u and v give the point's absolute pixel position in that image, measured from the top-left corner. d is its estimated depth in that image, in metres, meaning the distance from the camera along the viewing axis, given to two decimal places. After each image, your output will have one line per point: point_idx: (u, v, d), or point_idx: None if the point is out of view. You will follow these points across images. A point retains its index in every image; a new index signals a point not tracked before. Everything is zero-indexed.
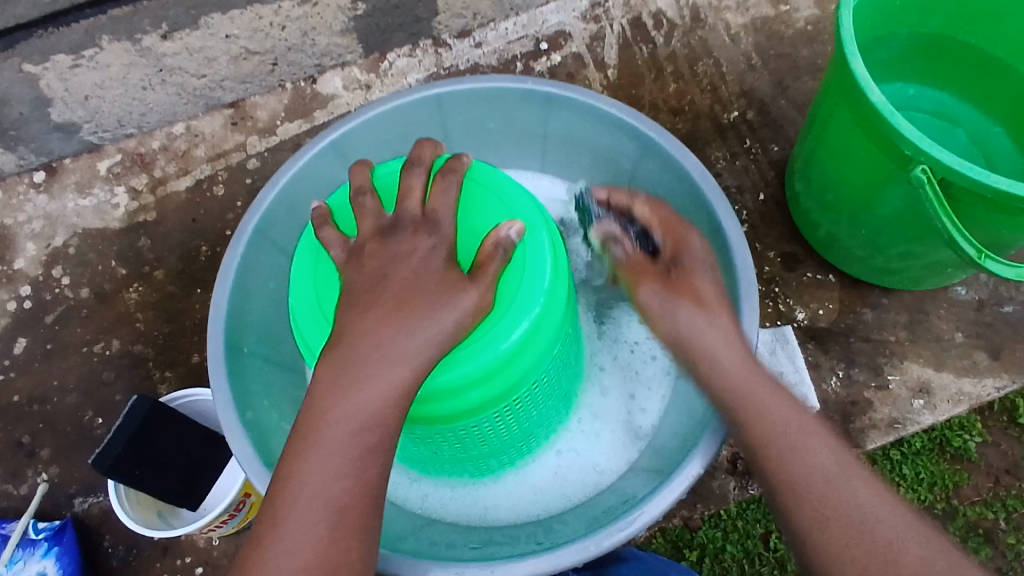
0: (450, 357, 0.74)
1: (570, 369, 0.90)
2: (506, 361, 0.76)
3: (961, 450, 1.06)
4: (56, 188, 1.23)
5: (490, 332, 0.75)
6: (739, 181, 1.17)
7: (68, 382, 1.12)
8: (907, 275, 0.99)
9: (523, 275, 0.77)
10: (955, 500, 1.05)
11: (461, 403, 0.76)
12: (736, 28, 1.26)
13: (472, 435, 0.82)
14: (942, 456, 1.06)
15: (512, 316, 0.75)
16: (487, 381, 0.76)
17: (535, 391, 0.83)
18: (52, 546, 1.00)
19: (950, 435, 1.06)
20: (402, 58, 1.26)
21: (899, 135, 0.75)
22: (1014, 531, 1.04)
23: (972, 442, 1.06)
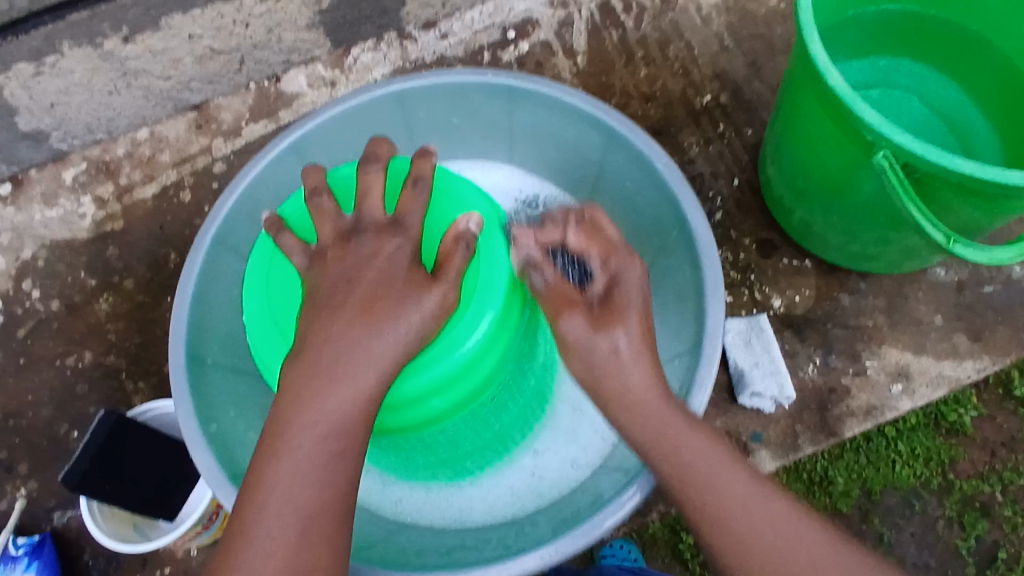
0: (415, 362, 0.70)
1: (541, 367, 0.88)
2: (473, 361, 0.72)
3: (956, 425, 1.04)
4: (22, 200, 1.21)
5: (452, 334, 0.71)
6: (713, 167, 1.14)
7: (41, 396, 1.12)
8: (883, 259, 0.97)
9: (483, 274, 0.73)
10: (951, 475, 1.03)
11: (428, 411, 0.73)
12: (708, 8, 1.23)
13: (440, 440, 0.80)
14: (937, 431, 1.04)
15: (475, 314, 0.72)
16: (453, 387, 0.73)
17: (504, 392, 0.81)
18: (31, 560, 1.01)
19: (945, 409, 1.03)
20: (366, 53, 1.24)
21: (861, 120, 0.72)
22: (1011, 504, 1.02)
23: (967, 416, 1.03)
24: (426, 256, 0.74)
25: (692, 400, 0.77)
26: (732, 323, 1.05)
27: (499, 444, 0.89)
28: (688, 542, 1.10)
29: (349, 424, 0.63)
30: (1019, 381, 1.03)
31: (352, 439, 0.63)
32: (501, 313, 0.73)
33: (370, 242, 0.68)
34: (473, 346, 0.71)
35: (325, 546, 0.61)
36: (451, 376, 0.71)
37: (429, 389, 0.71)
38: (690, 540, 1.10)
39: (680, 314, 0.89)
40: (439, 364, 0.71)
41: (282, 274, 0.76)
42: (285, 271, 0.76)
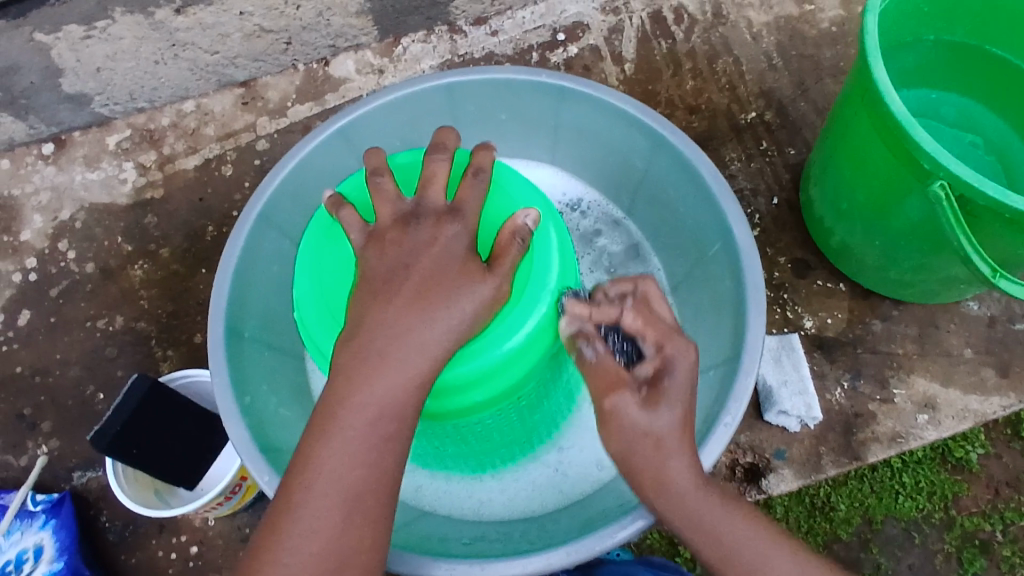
0: (458, 352, 0.71)
1: (574, 366, 0.89)
2: (516, 356, 0.73)
3: (962, 462, 1.12)
4: (65, 161, 1.23)
5: (496, 329, 0.71)
6: (753, 184, 1.15)
7: (70, 356, 1.12)
8: (920, 289, 0.97)
9: (530, 271, 0.74)
10: (953, 511, 1.10)
11: (467, 402, 0.73)
12: (758, 26, 1.24)
13: (472, 432, 0.81)
14: (943, 465, 1.11)
15: (522, 309, 0.72)
16: (492, 381, 0.73)
17: (539, 389, 0.81)
18: (48, 518, 1.01)
19: (952, 445, 1.12)
20: (416, 43, 1.25)
21: (919, 146, 0.73)
22: (1010, 543, 1.09)
23: (974, 454, 1.11)
24: (482, 246, 0.75)
25: (726, 413, 0.78)
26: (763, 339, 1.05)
27: (526, 440, 0.89)
28: (685, 557, 1.12)
29: (396, 408, 0.63)
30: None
31: (396, 423, 0.63)
32: (548, 310, 0.73)
33: (427, 230, 0.68)
34: (518, 341, 0.72)
35: (362, 528, 0.61)
36: (493, 369, 0.72)
37: (471, 381, 0.72)
38: (687, 555, 1.12)
39: (717, 326, 0.90)
40: (481, 356, 0.71)
41: (335, 256, 0.78)
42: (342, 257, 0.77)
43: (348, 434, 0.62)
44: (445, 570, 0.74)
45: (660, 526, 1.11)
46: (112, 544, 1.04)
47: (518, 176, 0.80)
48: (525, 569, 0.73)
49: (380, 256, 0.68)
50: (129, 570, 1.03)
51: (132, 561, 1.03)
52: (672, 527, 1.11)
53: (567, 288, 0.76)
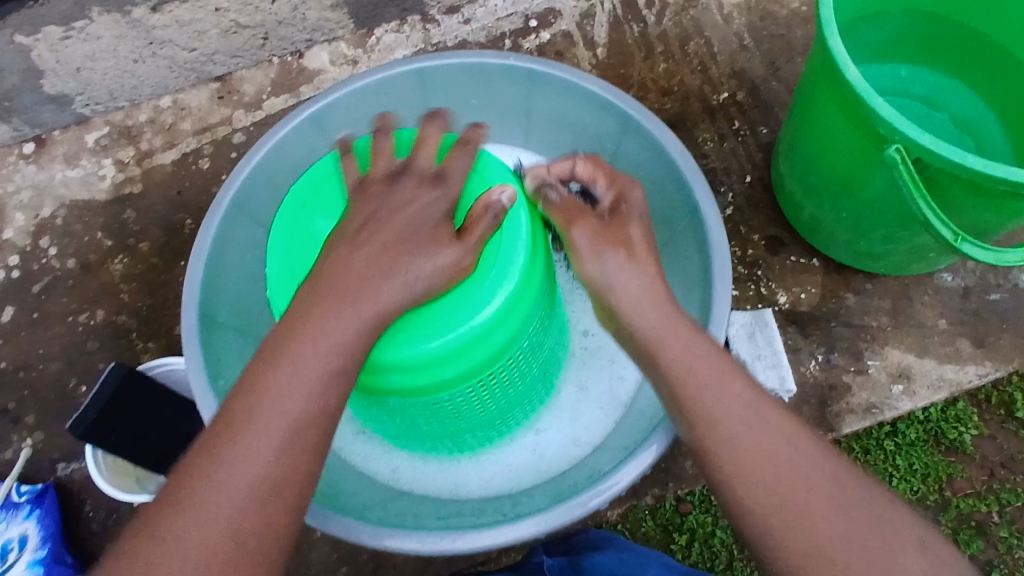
0: (424, 328, 0.71)
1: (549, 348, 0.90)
2: (484, 331, 0.73)
3: (956, 443, 1.15)
4: (45, 159, 1.24)
5: (464, 305, 0.72)
6: (725, 163, 1.15)
7: (52, 351, 1.14)
8: (890, 260, 0.97)
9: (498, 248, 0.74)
10: (948, 492, 1.14)
11: (436, 380, 0.74)
12: (730, 7, 1.24)
13: (445, 412, 0.81)
14: (937, 448, 1.15)
15: (489, 284, 0.73)
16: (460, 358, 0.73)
17: (512, 369, 0.82)
18: (33, 508, 1.02)
19: (945, 427, 1.15)
20: (390, 34, 1.25)
21: (875, 112, 0.73)
22: (1006, 524, 1.12)
23: (967, 435, 1.15)
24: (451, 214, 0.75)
25: None
26: (736, 316, 1.05)
27: (502, 419, 0.90)
28: (680, 544, 1.12)
29: None
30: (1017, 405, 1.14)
31: None
32: (515, 285, 0.74)
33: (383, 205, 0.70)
34: (485, 317, 0.72)
35: None
36: (461, 345, 0.72)
37: (437, 357, 0.72)
38: (682, 543, 1.12)
39: (687, 302, 0.91)
40: (447, 332, 0.72)
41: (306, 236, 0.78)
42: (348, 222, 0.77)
43: (306, 407, 0.63)
44: (416, 543, 0.75)
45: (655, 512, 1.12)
46: (95, 533, 1.05)
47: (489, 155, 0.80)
48: (495, 541, 0.73)
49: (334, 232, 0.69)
50: None
51: None
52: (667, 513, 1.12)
53: (535, 266, 0.76)
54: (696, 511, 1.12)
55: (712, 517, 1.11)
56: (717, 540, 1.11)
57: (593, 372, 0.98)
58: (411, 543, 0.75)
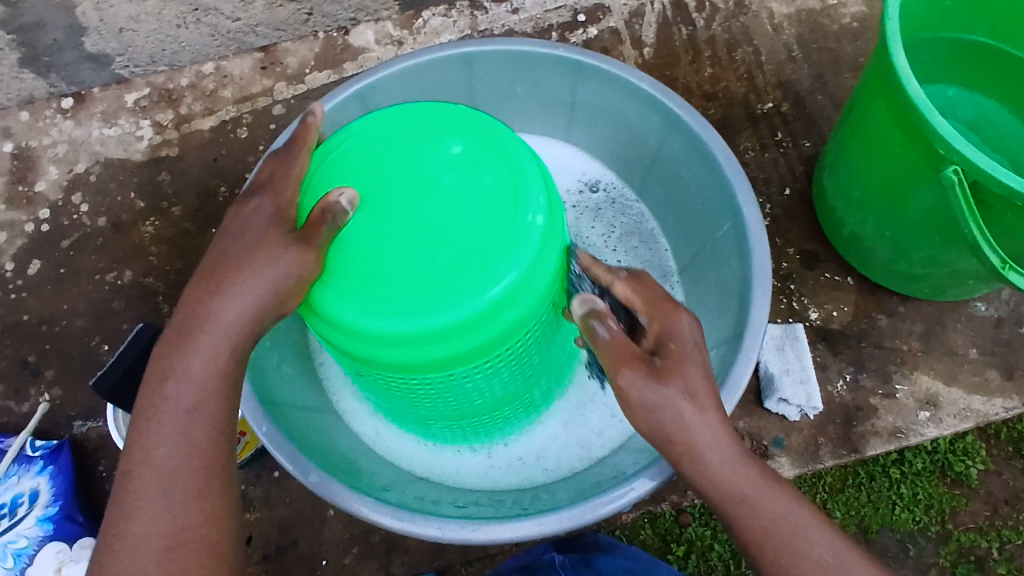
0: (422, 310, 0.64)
1: (551, 338, 0.81)
2: (492, 313, 0.66)
3: (962, 476, 1.16)
4: (83, 115, 1.23)
5: (470, 283, 0.64)
6: (766, 173, 1.14)
7: (77, 307, 1.13)
8: (928, 283, 0.96)
9: (509, 219, 0.67)
10: (950, 525, 1.14)
11: (426, 357, 0.66)
12: (780, 17, 1.23)
13: (434, 394, 0.74)
14: (942, 479, 1.16)
15: (501, 263, 0.65)
16: (455, 338, 0.65)
17: (512, 353, 0.73)
18: (47, 464, 1.01)
19: (952, 460, 1.16)
20: (437, 17, 1.25)
21: (934, 131, 0.72)
22: (1005, 562, 1.13)
23: (973, 469, 1.15)
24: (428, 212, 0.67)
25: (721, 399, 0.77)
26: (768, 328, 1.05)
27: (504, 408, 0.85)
28: (678, 556, 1.11)
29: None
30: None
31: None
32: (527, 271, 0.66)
33: None
34: (493, 296, 0.65)
35: None
36: (460, 324, 0.65)
37: (434, 337, 0.65)
38: (679, 554, 1.11)
39: (722, 307, 0.90)
40: (449, 310, 0.64)
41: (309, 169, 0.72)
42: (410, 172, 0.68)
43: None
44: (435, 528, 0.74)
45: (654, 520, 1.13)
46: (108, 493, 1.05)
47: (519, 140, 0.72)
48: (516, 534, 0.73)
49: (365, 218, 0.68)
50: None
51: None
52: (666, 521, 1.12)
53: (550, 244, 0.69)
54: (695, 524, 1.12)
55: (710, 531, 1.11)
56: (715, 554, 1.11)
57: None
58: (430, 528, 0.74)
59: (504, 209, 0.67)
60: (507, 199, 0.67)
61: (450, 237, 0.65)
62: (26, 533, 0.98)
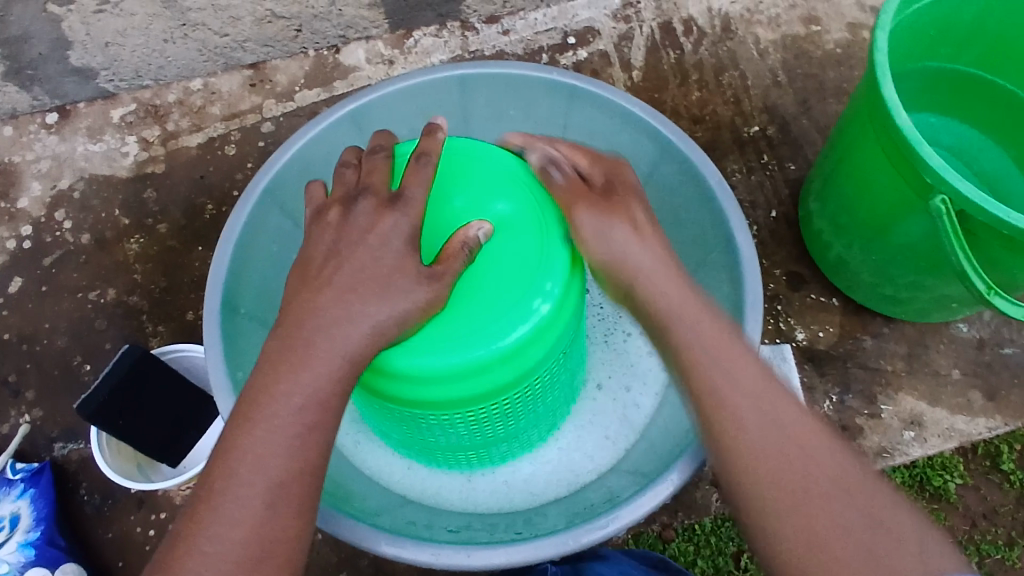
0: (442, 341, 0.68)
1: (566, 376, 0.86)
2: (494, 361, 0.70)
3: (939, 491, 1.03)
4: (67, 130, 1.22)
5: (487, 327, 0.69)
6: (752, 196, 1.16)
7: (59, 325, 1.11)
8: (914, 307, 0.98)
9: (528, 266, 0.71)
10: None
11: (447, 393, 0.71)
12: (766, 42, 1.26)
13: (451, 427, 0.79)
14: (920, 494, 1.03)
15: (520, 310, 0.70)
16: (477, 377, 0.70)
17: (528, 393, 0.79)
18: (27, 487, 0.99)
19: (931, 474, 1.03)
20: (428, 37, 1.25)
21: (923, 160, 0.74)
22: None
23: (952, 483, 1.03)
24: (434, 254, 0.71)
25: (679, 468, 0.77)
26: None
27: (496, 446, 0.87)
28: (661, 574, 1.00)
29: None
30: (1007, 456, 1.04)
31: None
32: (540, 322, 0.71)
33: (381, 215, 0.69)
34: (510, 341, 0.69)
35: None
36: (477, 365, 0.69)
37: (432, 374, 0.69)
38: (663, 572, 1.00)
39: None
40: (470, 349, 0.69)
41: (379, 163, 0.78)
42: (440, 203, 0.73)
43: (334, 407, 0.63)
44: (430, 554, 0.73)
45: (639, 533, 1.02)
46: (90, 517, 1.02)
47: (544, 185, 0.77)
48: (510, 559, 0.72)
49: (363, 241, 0.68)
50: (106, 544, 1.01)
51: (107, 536, 1.01)
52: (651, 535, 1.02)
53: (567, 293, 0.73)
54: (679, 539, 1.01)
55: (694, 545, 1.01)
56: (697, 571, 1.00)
57: (605, 410, 0.97)
58: (424, 554, 0.73)
59: (529, 262, 0.71)
60: (528, 253, 0.72)
61: (474, 284, 0.70)
62: (8, 558, 0.94)
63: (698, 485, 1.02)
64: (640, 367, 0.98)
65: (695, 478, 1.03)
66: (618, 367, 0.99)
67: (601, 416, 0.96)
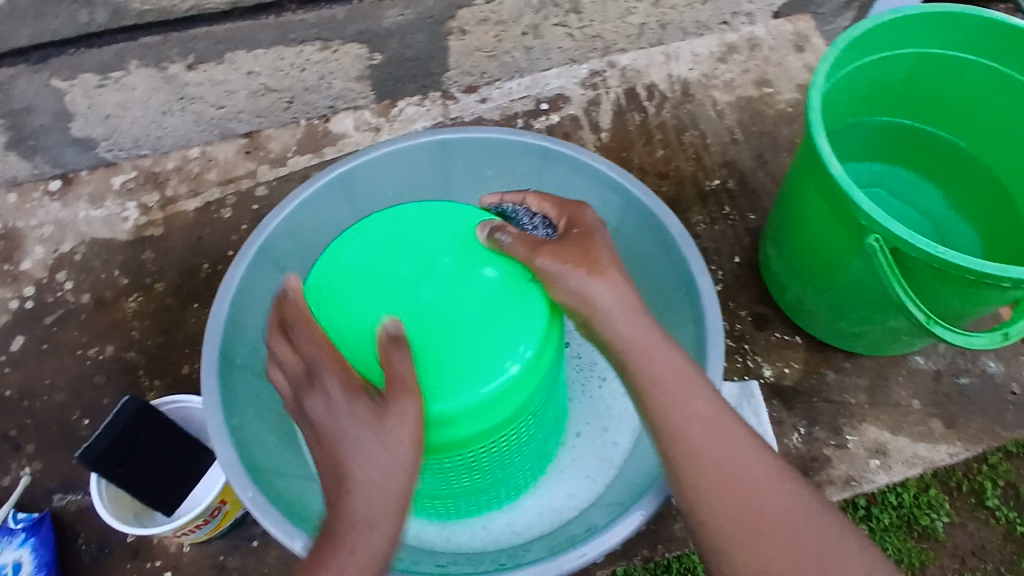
0: (430, 387, 0.73)
1: (548, 423, 0.91)
2: (476, 404, 0.75)
3: (928, 530, 1.09)
4: (70, 197, 1.29)
5: (470, 375, 0.74)
6: (717, 244, 1.25)
7: (57, 382, 1.15)
8: (869, 341, 1.05)
9: (510, 320, 0.77)
10: None
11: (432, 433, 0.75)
12: (722, 105, 1.37)
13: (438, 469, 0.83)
14: (909, 533, 1.08)
15: (502, 359, 0.75)
16: (461, 419, 0.75)
17: (510, 437, 0.83)
18: (28, 536, 1.00)
19: (918, 513, 1.09)
20: (411, 106, 1.36)
21: (856, 205, 0.83)
22: None
23: (939, 522, 1.09)
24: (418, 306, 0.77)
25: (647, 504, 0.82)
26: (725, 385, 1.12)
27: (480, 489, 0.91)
28: None
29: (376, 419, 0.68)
30: (989, 493, 1.10)
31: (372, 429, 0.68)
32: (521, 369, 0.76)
33: None
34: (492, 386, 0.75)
35: None
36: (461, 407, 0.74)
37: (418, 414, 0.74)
38: None
39: None
40: (455, 393, 0.74)
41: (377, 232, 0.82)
42: (427, 265, 0.78)
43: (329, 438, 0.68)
44: None
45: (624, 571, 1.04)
46: (84, 569, 1.04)
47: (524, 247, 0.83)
48: None
49: None
50: None
51: None
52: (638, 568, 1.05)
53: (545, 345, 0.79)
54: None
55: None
56: None
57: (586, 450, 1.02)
58: None
59: (511, 317, 0.77)
60: (510, 309, 0.77)
61: (460, 337, 0.75)
62: None
63: (677, 517, 1.05)
64: (616, 406, 1.04)
65: (674, 510, 1.06)
66: (595, 410, 1.04)
67: (581, 457, 1.01)
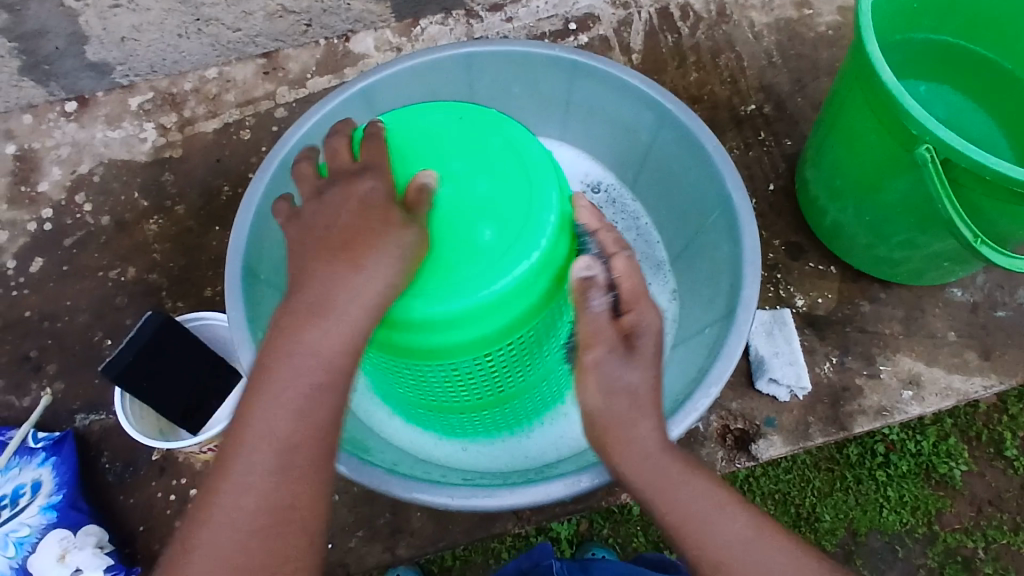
0: (440, 288, 0.70)
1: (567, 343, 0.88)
2: (491, 305, 0.71)
3: (947, 477, 1.22)
4: (87, 119, 1.26)
5: (474, 275, 0.70)
6: (750, 170, 1.20)
7: (80, 303, 1.15)
8: (908, 267, 1.01)
9: (524, 218, 0.72)
10: (937, 525, 1.21)
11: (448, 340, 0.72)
12: (760, 26, 1.30)
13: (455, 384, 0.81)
14: (927, 481, 1.22)
15: (513, 258, 0.71)
16: (474, 323, 0.71)
17: (528, 351, 0.80)
18: (48, 455, 1.02)
19: (937, 461, 1.23)
20: (434, 25, 1.30)
21: (908, 114, 0.78)
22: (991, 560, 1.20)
23: (957, 470, 1.22)
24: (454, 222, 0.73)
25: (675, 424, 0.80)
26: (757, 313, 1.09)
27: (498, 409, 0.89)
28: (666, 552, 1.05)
29: None
30: (1008, 444, 1.23)
31: None
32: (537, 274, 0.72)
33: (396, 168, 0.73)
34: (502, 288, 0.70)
35: None
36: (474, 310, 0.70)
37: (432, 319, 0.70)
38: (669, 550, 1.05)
39: (713, 293, 0.94)
40: (467, 294, 0.70)
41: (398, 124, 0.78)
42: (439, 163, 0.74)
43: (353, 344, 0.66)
44: (446, 496, 0.76)
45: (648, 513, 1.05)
46: (111, 484, 1.06)
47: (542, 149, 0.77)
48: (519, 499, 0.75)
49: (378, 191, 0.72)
50: (128, 509, 1.05)
51: (130, 502, 1.05)
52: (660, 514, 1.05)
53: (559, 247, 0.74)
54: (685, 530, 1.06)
55: None
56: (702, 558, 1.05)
57: None
58: (441, 497, 0.76)
59: (524, 215, 0.72)
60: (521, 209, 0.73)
61: (472, 238, 0.71)
62: (29, 522, 0.99)
63: (704, 443, 1.04)
64: None
65: (701, 437, 1.05)
66: None
67: None
